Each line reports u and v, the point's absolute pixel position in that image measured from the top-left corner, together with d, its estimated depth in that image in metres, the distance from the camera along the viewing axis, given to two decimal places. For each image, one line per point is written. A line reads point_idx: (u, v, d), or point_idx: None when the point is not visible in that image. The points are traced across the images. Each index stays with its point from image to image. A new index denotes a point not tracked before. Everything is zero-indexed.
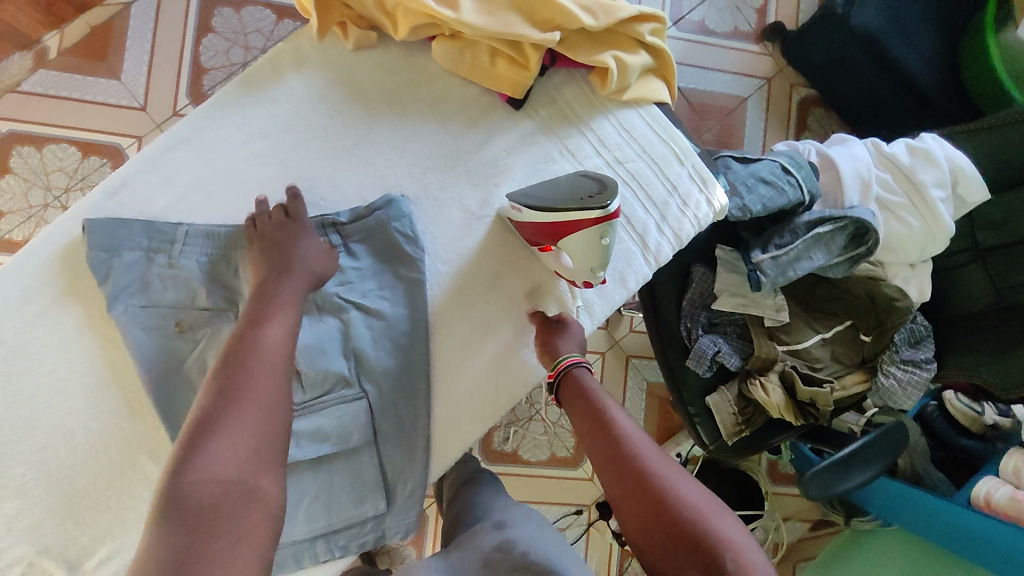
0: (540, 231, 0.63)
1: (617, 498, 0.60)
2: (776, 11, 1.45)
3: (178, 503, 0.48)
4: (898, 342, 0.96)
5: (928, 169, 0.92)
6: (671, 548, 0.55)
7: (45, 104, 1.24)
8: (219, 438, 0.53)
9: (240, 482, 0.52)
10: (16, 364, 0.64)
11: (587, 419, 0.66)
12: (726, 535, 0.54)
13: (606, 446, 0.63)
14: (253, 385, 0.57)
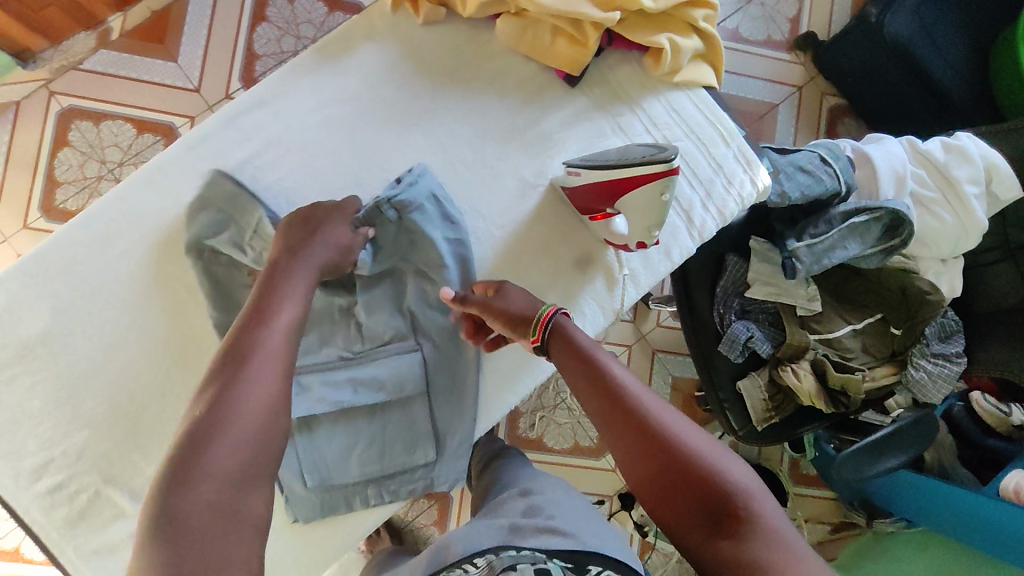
0: (599, 193, 0.66)
1: (619, 450, 0.57)
2: (810, 22, 1.49)
3: (169, 527, 0.43)
4: (928, 335, 0.99)
5: (962, 165, 0.94)
6: (680, 500, 0.53)
7: (105, 82, 1.29)
8: (219, 445, 0.47)
9: (233, 497, 0.46)
10: (95, 301, 0.68)
11: (576, 369, 0.62)
12: (737, 482, 0.53)
13: (601, 395, 0.59)
14: (253, 385, 0.52)
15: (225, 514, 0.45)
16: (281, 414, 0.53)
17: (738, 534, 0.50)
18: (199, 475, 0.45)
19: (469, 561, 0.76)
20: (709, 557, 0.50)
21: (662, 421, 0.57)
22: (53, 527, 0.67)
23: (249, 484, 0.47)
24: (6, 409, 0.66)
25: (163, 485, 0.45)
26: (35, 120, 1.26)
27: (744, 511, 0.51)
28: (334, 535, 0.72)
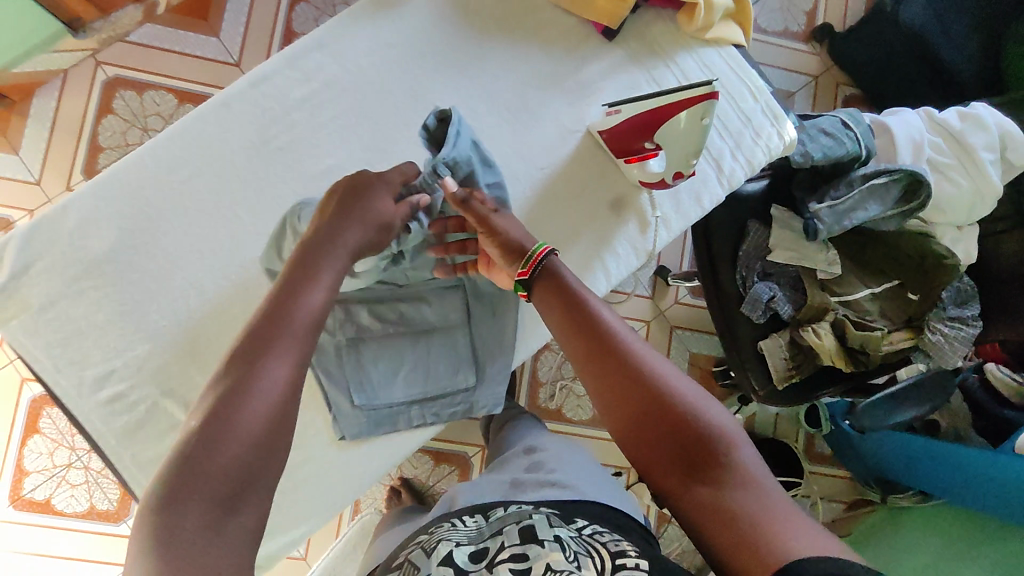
0: (639, 127, 0.71)
1: (603, 396, 0.59)
2: (826, 13, 1.54)
3: (169, 536, 0.41)
4: (945, 300, 1.02)
5: (978, 133, 0.99)
6: (660, 446, 0.56)
7: (149, 54, 1.33)
8: (221, 448, 0.45)
9: (231, 503, 0.44)
10: (159, 223, 0.72)
11: (563, 316, 0.62)
12: (716, 427, 0.56)
13: (588, 341, 0.60)
14: (267, 378, 0.49)
15: (222, 522, 0.43)
16: (292, 412, 0.50)
17: (716, 479, 0.53)
18: (199, 478, 0.44)
19: (458, 518, 0.78)
20: (685, 499, 0.54)
21: (647, 368, 0.58)
22: (113, 435, 0.70)
23: (250, 486, 0.45)
24: (75, 321, 0.70)
25: (163, 488, 0.43)
26: (81, 88, 1.30)
27: (722, 456, 0.54)
28: (377, 454, 0.75)
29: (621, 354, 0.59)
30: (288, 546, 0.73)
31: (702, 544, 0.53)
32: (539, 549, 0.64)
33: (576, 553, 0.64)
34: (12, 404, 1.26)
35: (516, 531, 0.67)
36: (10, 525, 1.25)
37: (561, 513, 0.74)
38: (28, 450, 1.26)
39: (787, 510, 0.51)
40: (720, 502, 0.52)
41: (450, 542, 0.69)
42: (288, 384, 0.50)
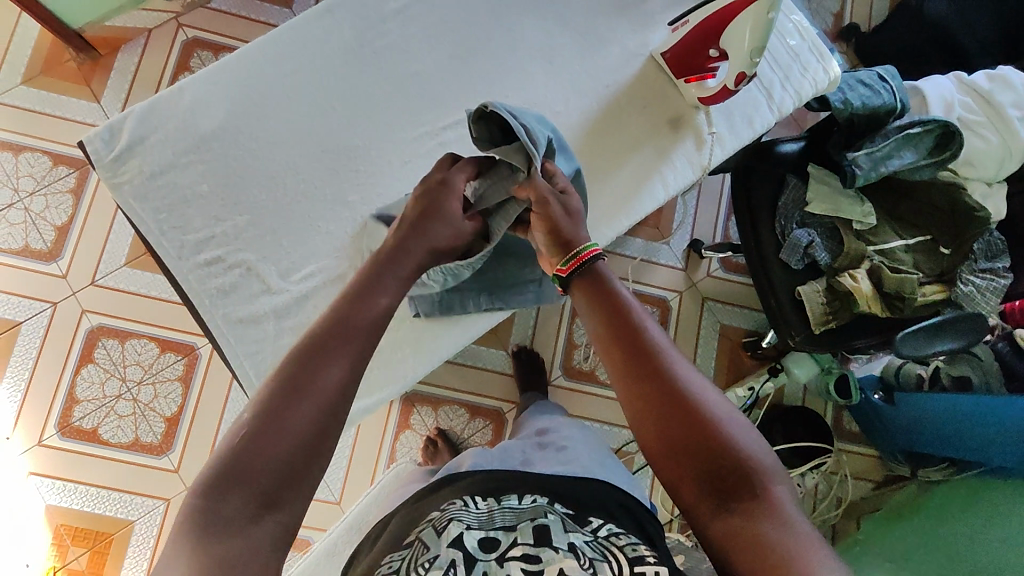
0: (704, 32, 0.79)
1: (637, 411, 0.60)
2: (853, 15, 1.57)
3: (208, 519, 0.47)
4: (976, 252, 1.07)
5: (1006, 92, 1.07)
6: (691, 468, 0.57)
7: (224, 19, 1.41)
8: (265, 452, 0.50)
9: (272, 497, 0.49)
10: (264, 109, 0.80)
11: (605, 327, 0.63)
12: (751, 457, 0.56)
13: (627, 355, 0.61)
14: (317, 388, 0.53)
15: (261, 513, 0.49)
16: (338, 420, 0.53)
17: (746, 509, 0.54)
18: (243, 470, 0.49)
19: (470, 497, 0.79)
20: (711, 525, 0.56)
21: (685, 388, 0.59)
22: (208, 294, 0.77)
23: (289, 486, 0.50)
24: (181, 189, 0.77)
25: (212, 474, 0.49)
26: (163, 46, 1.39)
27: (754, 486, 0.55)
28: (446, 335, 0.83)
29: (659, 371, 0.60)
30: (361, 414, 0.81)
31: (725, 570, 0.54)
32: (552, 552, 0.65)
33: (592, 558, 0.65)
34: (71, 333, 1.31)
35: (531, 530, 0.69)
36: (57, 450, 1.28)
37: (576, 512, 0.75)
38: (81, 378, 1.30)
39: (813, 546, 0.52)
40: (746, 534, 0.53)
41: (462, 523, 0.71)
42: (341, 387, 0.54)
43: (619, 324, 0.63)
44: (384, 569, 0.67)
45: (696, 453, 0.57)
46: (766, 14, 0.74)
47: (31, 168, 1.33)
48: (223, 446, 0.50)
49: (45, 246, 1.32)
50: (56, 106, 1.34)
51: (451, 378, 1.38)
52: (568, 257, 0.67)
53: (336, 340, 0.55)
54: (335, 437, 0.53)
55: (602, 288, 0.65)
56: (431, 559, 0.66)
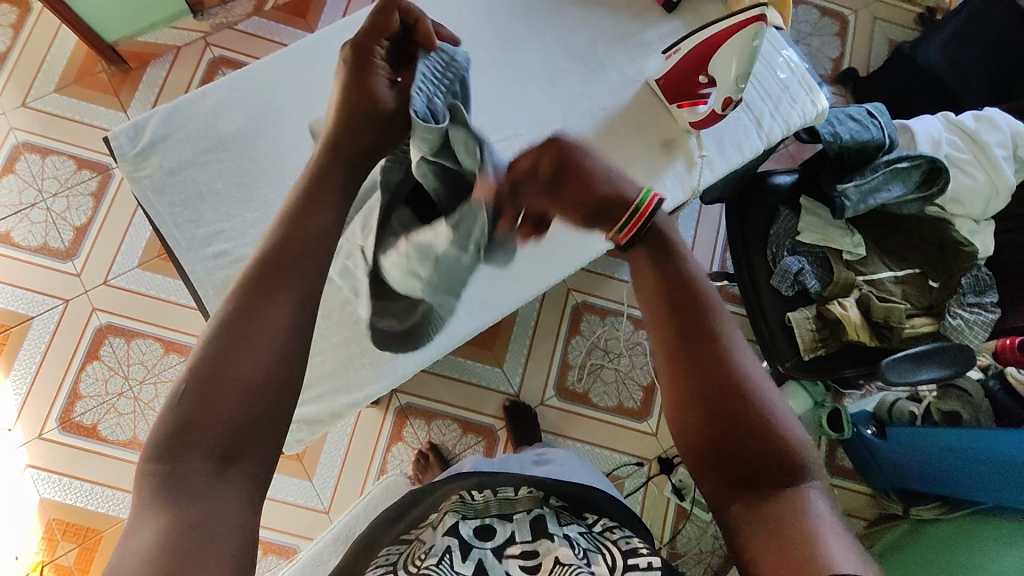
0: (696, 56, 0.84)
1: (674, 388, 0.57)
2: (851, 60, 1.63)
3: (171, 482, 0.48)
4: (964, 286, 1.09)
5: (992, 132, 1.12)
6: (727, 452, 0.55)
7: (248, 40, 1.48)
8: (217, 400, 0.50)
9: (234, 450, 0.50)
10: (279, 115, 0.85)
11: (663, 300, 0.59)
12: (797, 446, 0.56)
13: (684, 328, 0.57)
14: (262, 332, 0.52)
15: (225, 466, 0.49)
16: (292, 365, 0.53)
17: (780, 499, 0.54)
18: (199, 428, 0.49)
19: (467, 491, 0.87)
20: (734, 511, 0.55)
21: (735, 369, 0.56)
22: (213, 284, 0.81)
23: (250, 438, 0.50)
24: (196, 185, 0.83)
25: (165, 438, 0.49)
26: (189, 63, 1.46)
27: (792, 476, 0.55)
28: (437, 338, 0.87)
29: (710, 349, 0.57)
30: (351, 407, 0.85)
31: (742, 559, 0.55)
32: (548, 545, 0.78)
33: (586, 548, 0.77)
34: (80, 330, 1.35)
35: (528, 523, 0.82)
36: (55, 444, 1.30)
37: (572, 505, 0.86)
38: (85, 374, 1.33)
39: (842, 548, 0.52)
40: (773, 529, 0.53)
41: (459, 513, 0.83)
42: (288, 327, 0.54)
43: (672, 294, 0.59)
44: (384, 560, 0.78)
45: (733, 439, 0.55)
46: (752, 41, 0.80)
47: (57, 171, 1.39)
48: (170, 410, 0.50)
49: (63, 245, 1.37)
50: (85, 114, 1.42)
51: (444, 392, 1.39)
52: (630, 214, 0.62)
53: (279, 284, 0.55)
54: (292, 379, 0.53)
55: (657, 252, 0.61)
56: (429, 549, 0.78)
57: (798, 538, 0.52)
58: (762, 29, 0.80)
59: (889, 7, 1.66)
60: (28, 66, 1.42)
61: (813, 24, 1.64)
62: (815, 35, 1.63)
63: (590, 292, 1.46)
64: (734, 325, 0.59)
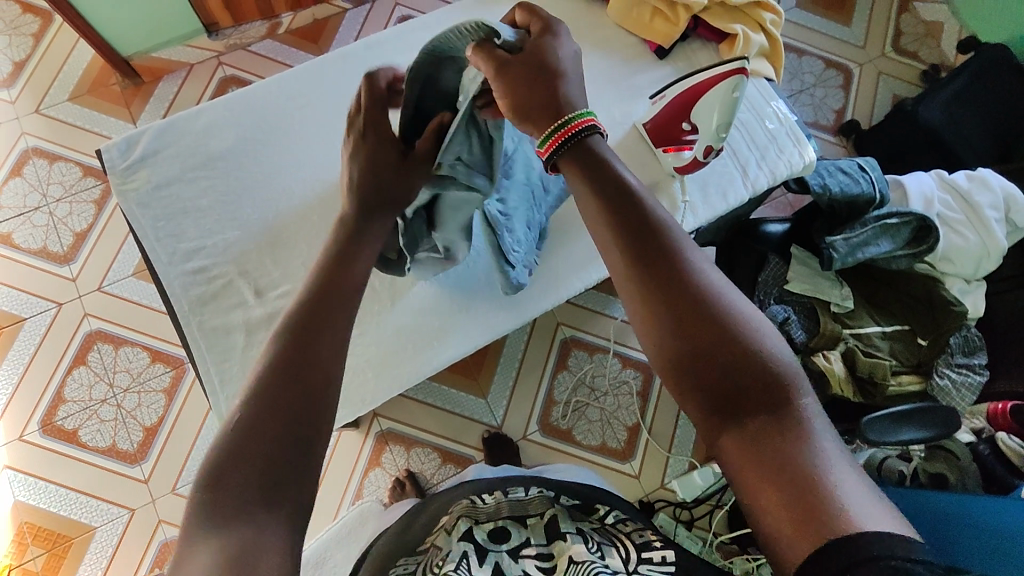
0: (682, 104, 0.86)
1: (647, 328, 0.56)
2: (854, 112, 1.64)
3: (217, 503, 0.48)
4: (952, 346, 1.07)
5: (984, 193, 1.12)
6: (702, 381, 0.53)
7: (259, 62, 1.51)
8: (266, 429, 0.52)
9: (280, 477, 0.51)
10: (268, 138, 0.87)
11: (613, 231, 0.58)
12: (779, 368, 0.53)
13: (638, 259, 0.57)
14: (312, 372, 0.56)
15: (269, 493, 0.50)
16: (335, 400, 0.56)
17: (770, 426, 0.51)
18: (242, 458, 0.50)
19: (478, 497, 0.88)
20: (729, 453, 0.52)
21: (705, 300, 0.55)
22: (189, 300, 0.82)
23: (295, 466, 0.52)
24: (181, 201, 0.84)
25: (211, 469, 0.50)
26: (201, 80, 1.49)
27: (779, 400, 0.52)
28: (407, 367, 0.87)
29: (677, 284, 0.55)
30: None
31: (743, 501, 0.51)
32: (563, 543, 0.80)
33: (601, 543, 0.79)
34: (70, 333, 1.36)
35: (542, 527, 0.84)
36: (35, 446, 1.30)
37: (585, 500, 0.87)
38: (71, 379, 1.34)
39: (851, 477, 0.49)
40: (771, 463, 0.50)
41: (471, 518, 0.85)
42: (332, 370, 0.57)
43: (634, 226, 0.57)
44: (399, 569, 0.76)
45: (717, 373, 0.53)
46: (730, 93, 0.80)
47: (63, 177, 1.43)
48: (219, 441, 0.52)
49: (62, 249, 1.39)
50: (96, 124, 1.45)
51: (425, 419, 1.38)
52: (553, 128, 0.61)
53: (316, 329, 0.59)
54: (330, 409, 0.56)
55: (609, 178, 0.60)
56: (444, 557, 0.78)
57: (800, 472, 0.49)
58: (743, 82, 0.80)
59: (894, 63, 1.68)
60: (46, 75, 1.47)
61: (817, 75, 1.65)
62: (818, 86, 1.65)
63: (579, 327, 1.45)
64: (702, 258, 0.58)
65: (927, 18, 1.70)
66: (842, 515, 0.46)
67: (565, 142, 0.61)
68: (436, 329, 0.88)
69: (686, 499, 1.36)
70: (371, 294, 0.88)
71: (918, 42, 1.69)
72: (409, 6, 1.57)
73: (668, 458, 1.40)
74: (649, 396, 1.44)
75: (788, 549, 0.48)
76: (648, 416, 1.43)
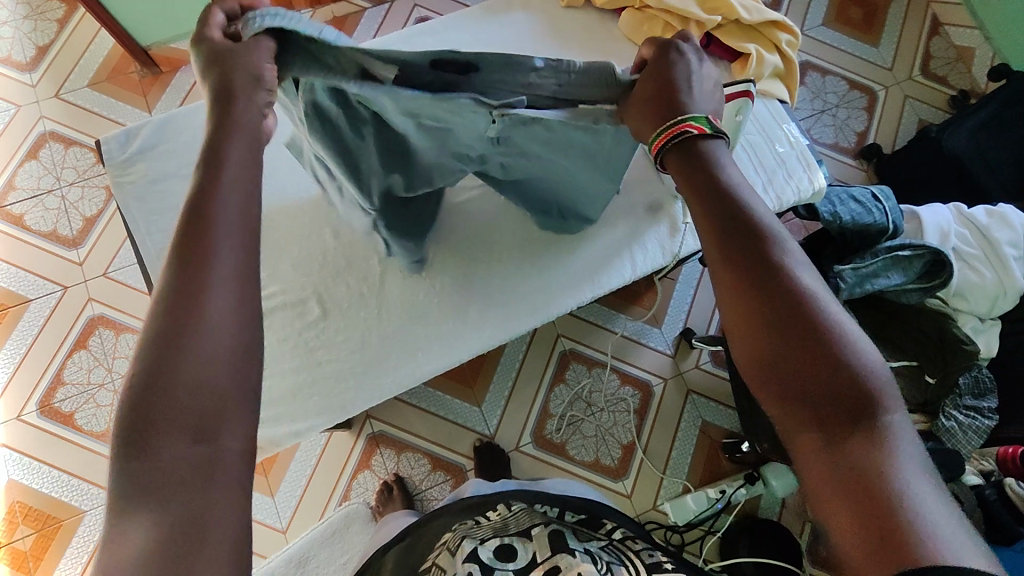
0: None
1: (733, 321, 0.53)
2: (876, 135, 1.59)
3: (139, 480, 0.42)
4: (961, 388, 1.03)
5: (1003, 229, 1.07)
6: (782, 381, 0.49)
7: None
8: (177, 382, 0.44)
9: (215, 423, 0.44)
10: None
11: (706, 221, 0.55)
12: (868, 379, 0.47)
13: (732, 251, 0.53)
14: (211, 304, 0.47)
15: (198, 452, 0.43)
16: (253, 332, 0.49)
17: (847, 436, 0.46)
18: (163, 413, 0.43)
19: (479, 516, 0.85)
20: (804, 469, 0.47)
21: (799, 299, 0.50)
22: None
23: (227, 413, 0.45)
24: (177, 197, 0.85)
25: (123, 434, 0.43)
26: None
27: (865, 411, 0.46)
28: (390, 376, 0.85)
29: (765, 276, 0.52)
30: (294, 437, 0.83)
31: (813, 515, 0.47)
32: (570, 560, 0.73)
33: (609, 563, 0.74)
34: (74, 317, 1.37)
35: (547, 538, 0.77)
36: (31, 427, 1.32)
37: (588, 515, 0.86)
38: (71, 362, 1.35)
39: (942, 519, 0.43)
40: (843, 476, 0.45)
41: (474, 539, 0.77)
42: (236, 298, 0.48)
43: (732, 220, 0.54)
44: None
45: (803, 380, 0.48)
46: (734, 116, 0.80)
47: (77, 162, 1.45)
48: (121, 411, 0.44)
49: (71, 234, 1.41)
50: (112, 111, 1.47)
51: (417, 424, 1.37)
52: (660, 133, 0.60)
53: (199, 246, 0.48)
54: (256, 339, 0.49)
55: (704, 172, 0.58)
56: None
57: (883, 501, 0.43)
58: (747, 105, 0.79)
59: (922, 87, 1.63)
60: (66, 62, 1.49)
61: (841, 96, 1.61)
62: (842, 107, 1.61)
63: (579, 340, 1.43)
64: (808, 264, 0.53)
65: (958, 43, 1.65)
66: (918, 546, 0.41)
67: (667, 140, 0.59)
68: (425, 341, 0.87)
69: (678, 522, 1.31)
70: (360, 301, 0.88)
71: (947, 66, 1.64)
72: (427, 8, 1.57)
73: (662, 480, 1.37)
74: (647, 414, 1.41)
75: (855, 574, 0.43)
76: (645, 435, 1.39)
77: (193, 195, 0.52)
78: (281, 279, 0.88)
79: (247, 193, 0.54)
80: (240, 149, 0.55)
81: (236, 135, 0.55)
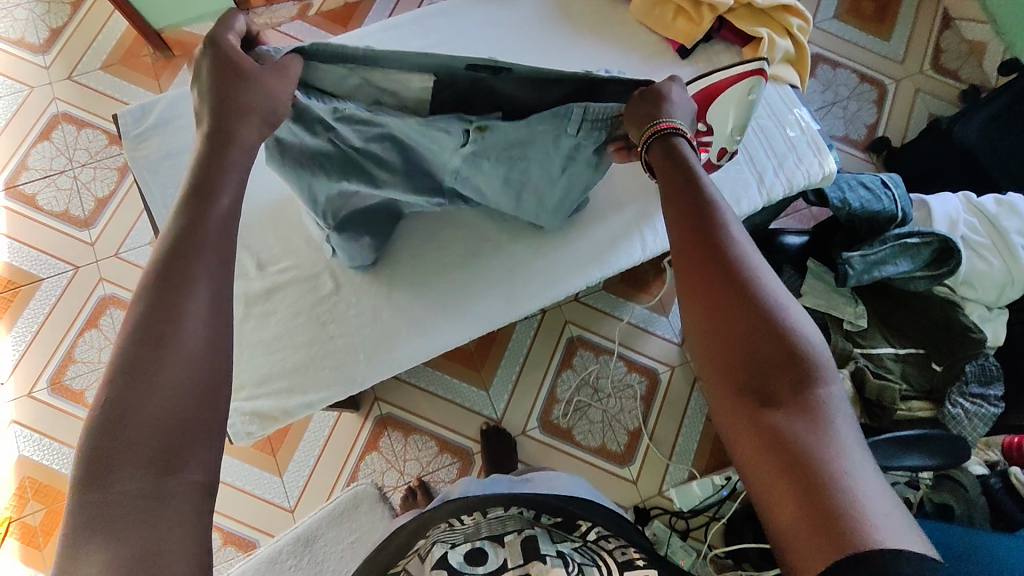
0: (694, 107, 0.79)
1: (694, 310, 0.57)
2: (887, 128, 1.60)
3: (102, 505, 0.46)
4: (967, 374, 1.03)
5: (1011, 217, 1.08)
6: (736, 369, 0.54)
7: (288, 42, 1.52)
8: (139, 416, 0.47)
9: (174, 458, 0.48)
10: None
11: (677, 216, 0.60)
12: (814, 367, 0.52)
13: (699, 243, 0.57)
14: (183, 340, 0.50)
15: (160, 483, 0.47)
16: (217, 369, 0.52)
17: (793, 419, 0.51)
18: (122, 448, 0.47)
19: (456, 518, 0.82)
20: (746, 452, 0.52)
21: (760, 290, 0.55)
22: None
23: (187, 449, 0.49)
24: None
25: (88, 463, 0.46)
26: None
27: (808, 398, 0.52)
28: (402, 349, 0.86)
29: (729, 268, 0.56)
30: (306, 408, 0.83)
31: (754, 493, 0.51)
32: (541, 565, 0.73)
33: (580, 564, 0.74)
34: (85, 296, 1.39)
35: (520, 545, 0.76)
36: (42, 403, 1.33)
37: (570, 514, 0.83)
38: (82, 340, 1.36)
39: (876, 492, 0.48)
40: (787, 453, 0.49)
41: (447, 542, 0.77)
42: (206, 336, 0.51)
43: (697, 212, 0.58)
44: None
45: (752, 372, 0.53)
46: (747, 95, 0.80)
47: (89, 143, 1.46)
48: (85, 439, 0.47)
49: (83, 214, 1.42)
50: (125, 95, 1.48)
51: (424, 406, 1.38)
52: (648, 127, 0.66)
53: (172, 281, 0.51)
54: (219, 374, 0.52)
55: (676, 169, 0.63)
56: None
57: (819, 477, 0.48)
58: (759, 83, 0.79)
59: (933, 80, 1.63)
60: (79, 44, 1.50)
61: (852, 88, 1.61)
62: (852, 100, 1.61)
63: (586, 327, 1.44)
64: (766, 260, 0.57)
65: (971, 37, 1.65)
66: (853, 514, 0.46)
67: (651, 138, 0.66)
68: (433, 318, 0.88)
69: (683, 508, 1.32)
70: (372, 277, 0.89)
71: (959, 60, 1.64)
72: None
73: (668, 466, 1.37)
74: (653, 402, 1.41)
75: (795, 541, 0.48)
76: (651, 421, 1.40)
77: (168, 230, 0.54)
78: (294, 254, 0.89)
79: (227, 226, 0.56)
80: (227, 196, 0.57)
81: (224, 178, 0.57)
